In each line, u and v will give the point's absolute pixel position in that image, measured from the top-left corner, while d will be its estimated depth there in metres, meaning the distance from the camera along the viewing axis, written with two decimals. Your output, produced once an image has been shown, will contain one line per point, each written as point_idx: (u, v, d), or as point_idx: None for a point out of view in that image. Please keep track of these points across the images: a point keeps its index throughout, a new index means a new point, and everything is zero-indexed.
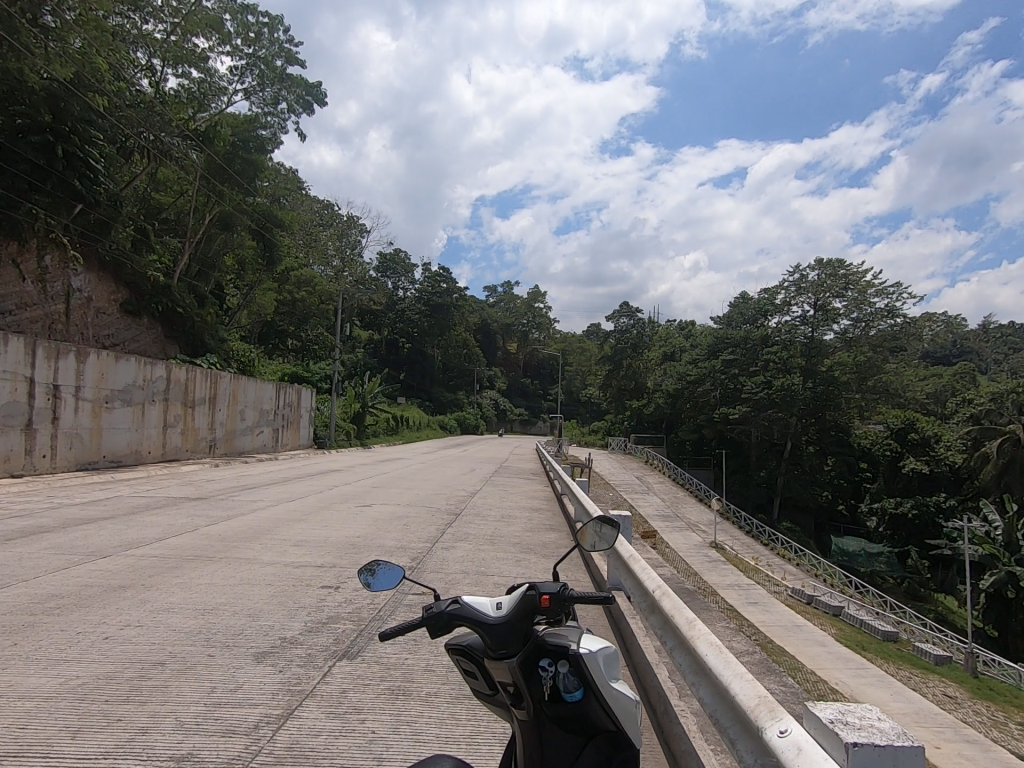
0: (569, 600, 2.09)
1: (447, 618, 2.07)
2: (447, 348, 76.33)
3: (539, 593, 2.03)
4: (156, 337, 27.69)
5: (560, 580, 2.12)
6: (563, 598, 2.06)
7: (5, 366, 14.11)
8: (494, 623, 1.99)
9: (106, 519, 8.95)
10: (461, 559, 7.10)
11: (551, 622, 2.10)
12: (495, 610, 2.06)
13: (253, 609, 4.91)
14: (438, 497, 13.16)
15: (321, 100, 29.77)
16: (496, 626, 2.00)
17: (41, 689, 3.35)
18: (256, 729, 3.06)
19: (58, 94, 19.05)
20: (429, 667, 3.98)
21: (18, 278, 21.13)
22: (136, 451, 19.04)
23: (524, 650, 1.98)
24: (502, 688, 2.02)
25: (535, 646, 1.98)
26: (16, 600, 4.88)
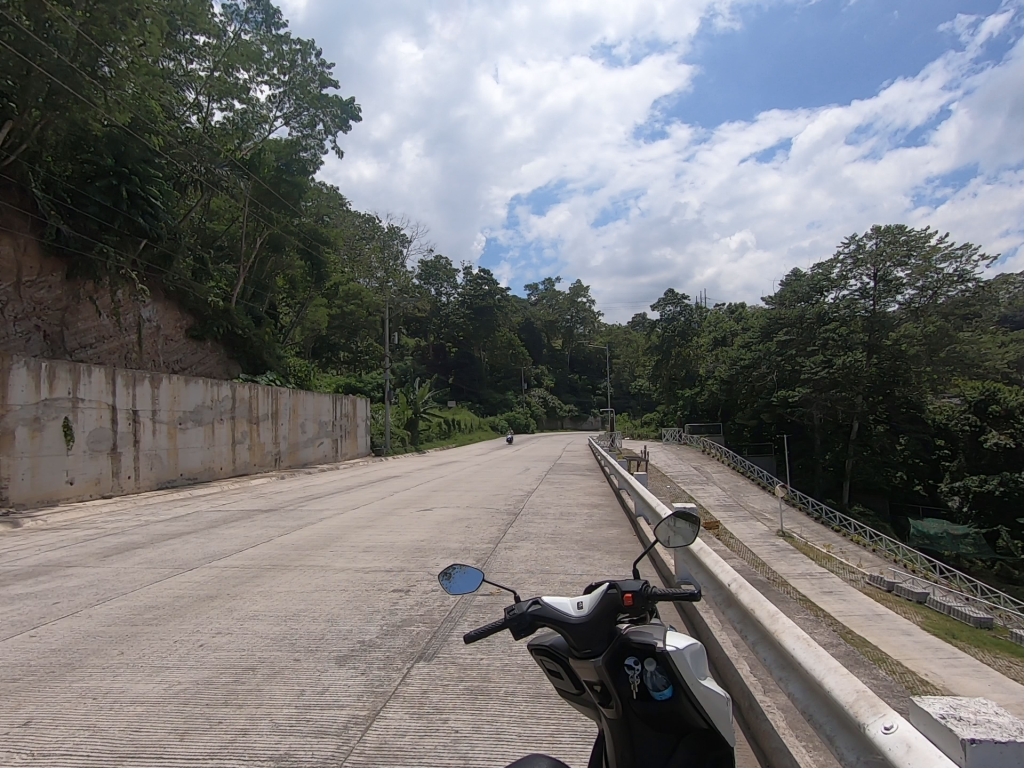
0: (652, 598, 2.08)
1: (530, 619, 2.08)
2: (493, 349, 76.88)
3: (621, 591, 2.05)
4: (220, 359, 29.28)
5: (641, 578, 2.14)
6: (645, 595, 2.06)
7: (90, 396, 15.15)
8: (578, 623, 1.99)
9: (189, 534, 9.51)
10: (525, 558, 7.16)
11: (635, 621, 2.10)
12: (577, 609, 2.06)
13: (331, 614, 5.11)
14: (498, 497, 13.29)
15: (356, 117, 30.57)
16: (580, 626, 2.00)
17: (148, 695, 3.59)
18: (346, 730, 3.18)
19: (118, 138, 20.44)
20: (506, 667, 4.03)
21: (95, 313, 22.88)
22: (210, 467, 20.17)
23: (608, 648, 1.98)
24: (589, 688, 2.02)
25: (621, 644, 1.98)
26: (119, 612, 5.29)
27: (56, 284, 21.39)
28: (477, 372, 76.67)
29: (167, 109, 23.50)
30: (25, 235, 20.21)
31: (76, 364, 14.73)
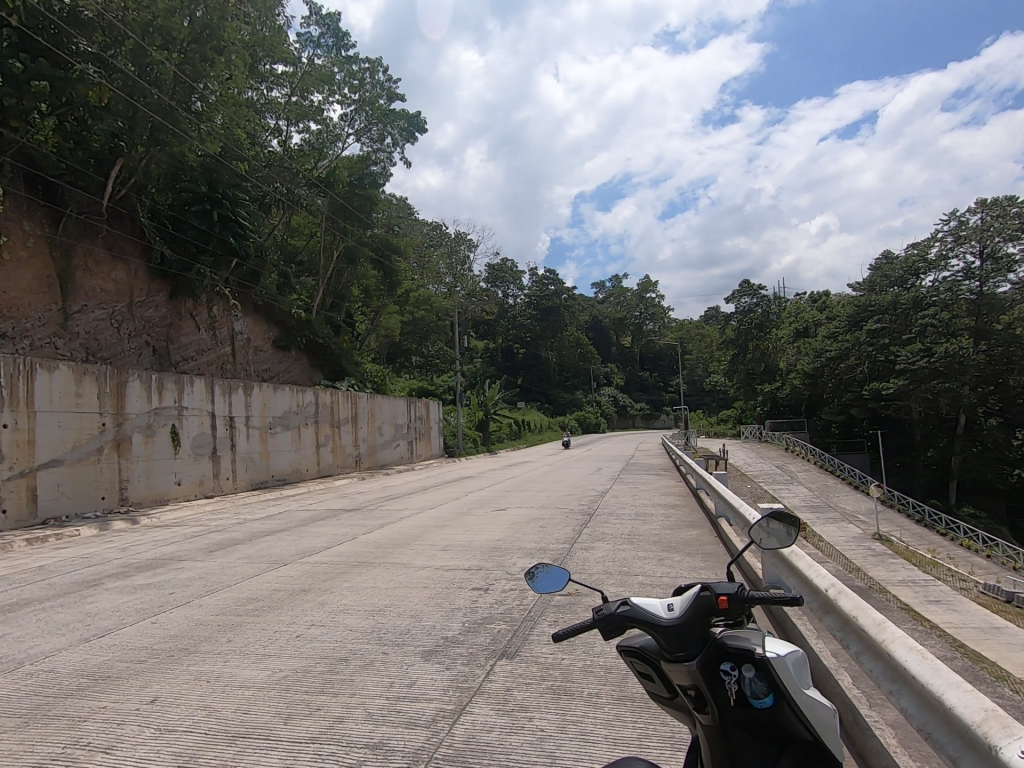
0: (749, 602, 2.02)
1: (620, 620, 2.05)
2: (561, 349, 76.65)
3: (715, 594, 2.01)
4: (303, 367, 31.11)
5: (736, 580, 2.07)
6: (741, 599, 2.00)
7: (193, 404, 16.53)
8: (670, 625, 1.95)
9: (281, 532, 10.14)
10: (602, 559, 7.08)
11: (731, 626, 2.04)
12: (668, 610, 2.02)
13: (415, 610, 5.28)
14: (572, 497, 13.20)
15: (422, 129, 31.45)
16: (671, 627, 1.96)
17: (254, 681, 3.87)
18: (434, 722, 3.28)
19: (211, 167, 22.20)
20: (588, 668, 4.00)
21: (194, 329, 24.98)
22: (298, 469, 21.48)
23: (703, 652, 1.93)
24: (683, 692, 1.98)
25: (715, 648, 1.93)
26: (227, 602, 5.74)
27: (161, 304, 23.53)
28: (545, 372, 76.63)
29: (251, 135, 25.29)
30: (135, 261, 22.43)
31: (181, 375, 16.12)
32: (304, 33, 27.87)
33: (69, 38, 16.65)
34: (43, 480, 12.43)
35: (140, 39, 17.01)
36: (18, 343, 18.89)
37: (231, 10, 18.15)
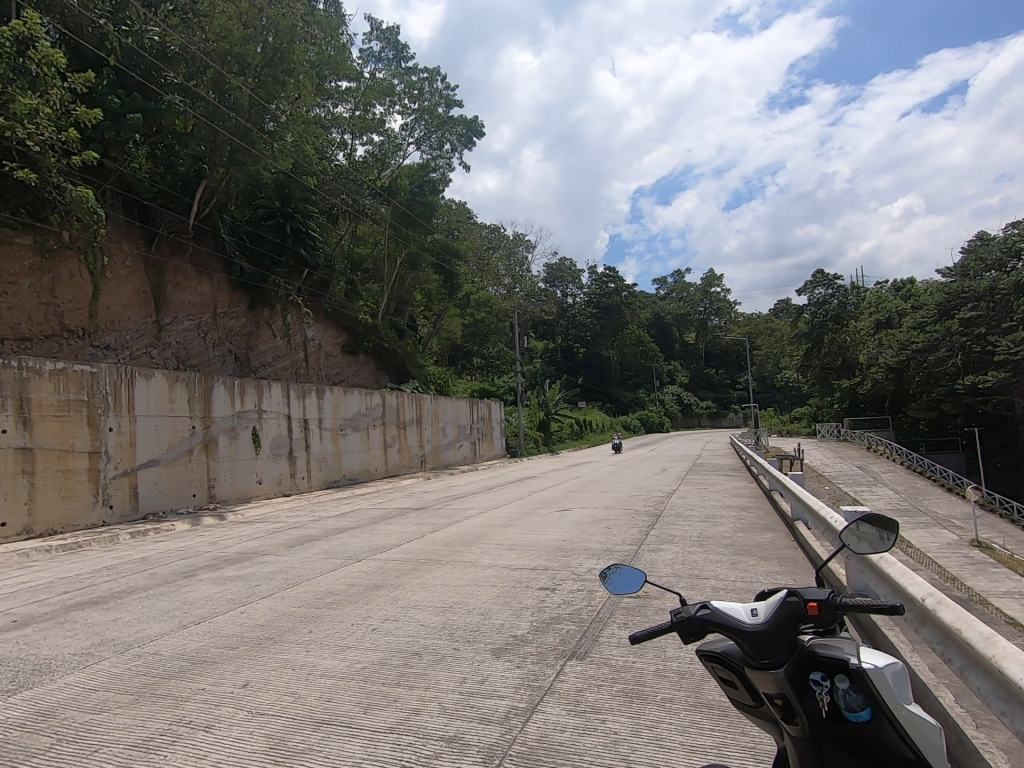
0: (841, 611, 1.94)
1: (700, 624, 2.01)
2: (622, 347, 75.37)
3: (804, 600, 1.94)
4: (370, 370, 32.27)
5: (828, 588, 2.00)
6: (833, 606, 1.93)
7: (271, 407, 17.54)
8: (754, 631, 1.91)
9: (354, 528, 10.57)
10: (671, 561, 6.90)
11: (821, 634, 1.97)
12: (751, 615, 1.98)
13: (484, 608, 5.36)
14: (638, 498, 12.94)
15: (480, 133, 31.85)
16: (755, 633, 1.92)
17: (335, 670, 4.06)
18: (507, 719, 3.31)
19: (284, 183, 23.58)
20: (661, 671, 3.91)
21: (271, 336, 26.48)
22: (367, 469, 22.31)
23: (791, 661, 1.87)
24: (770, 701, 1.92)
25: (805, 657, 1.86)
26: (307, 595, 6.06)
27: (241, 314, 25.12)
28: (607, 372, 75.59)
29: (320, 150, 26.56)
30: (217, 275, 24.01)
31: (260, 380, 17.13)
32: (365, 49, 28.91)
33: (158, 71, 18.47)
34: (144, 478, 13.55)
35: (218, 67, 18.24)
36: (120, 353, 20.74)
37: (300, 32, 18.89)
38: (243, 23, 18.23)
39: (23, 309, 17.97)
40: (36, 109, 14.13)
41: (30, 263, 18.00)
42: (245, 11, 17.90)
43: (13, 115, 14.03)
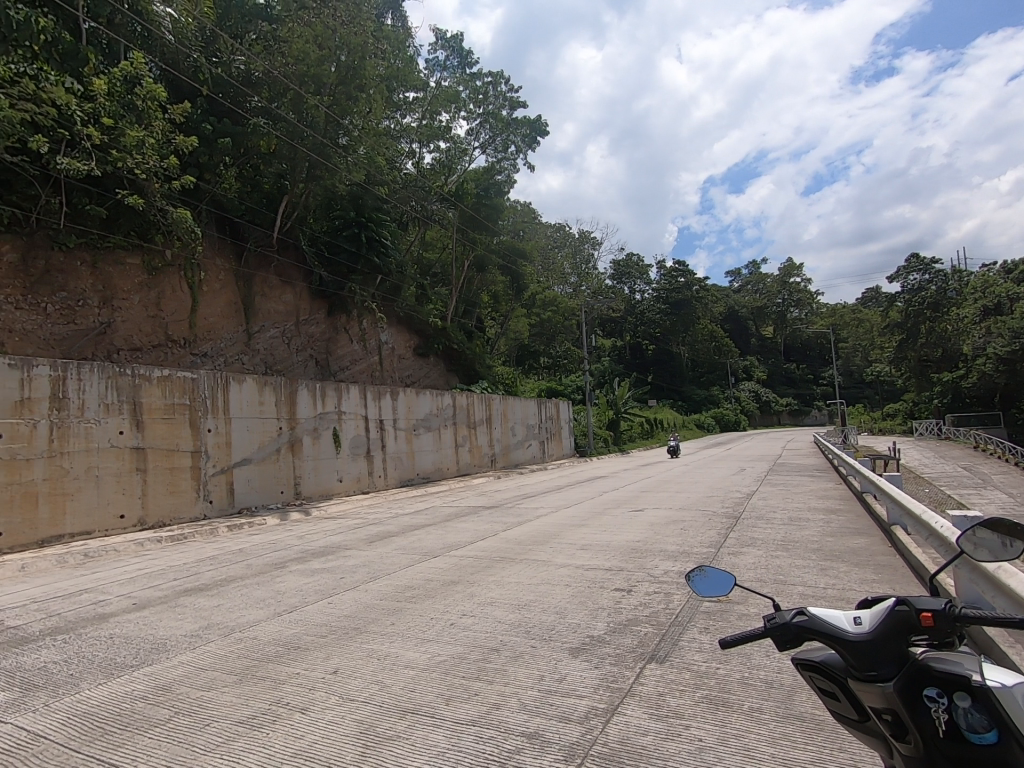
0: (962, 622, 1.86)
1: (796, 630, 2.04)
2: (694, 343, 72.76)
3: (917, 610, 1.90)
4: (441, 372, 33.08)
5: (945, 598, 1.93)
6: (950, 617, 1.87)
7: (351, 408, 18.42)
8: (859, 639, 1.91)
9: (430, 526, 10.88)
10: (754, 566, 6.61)
11: (935, 647, 1.90)
12: (855, 624, 1.98)
13: (559, 607, 5.37)
14: (715, 500, 12.47)
15: (545, 132, 31.91)
16: (860, 642, 1.92)
17: (418, 662, 4.20)
18: (588, 719, 3.30)
19: (358, 194, 24.83)
20: (746, 680, 3.75)
21: (348, 341, 27.74)
22: (440, 468, 22.92)
23: (902, 674, 1.83)
24: (877, 716, 1.90)
25: (917, 670, 1.81)
26: (387, 589, 6.30)
27: (321, 321, 26.50)
28: (678, 369, 73.23)
29: (391, 160, 27.49)
30: (299, 284, 25.48)
31: (340, 383, 18.01)
32: (432, 59, 29.74)
33: (245, 97, 19.86)
34: (238, 476, 14.61)
35: (298, 88, 19.31)
36: (216, 360, 22.45)
37: (370, 49, 19.64)
38: (318, 44, 19.10)
39: (135, 322, 19.83)
40: (143, 140, 15.80)
41: (140, 280, 19.87)
42: (321, 34, 18.81)
43: (124, 148, 15.79)
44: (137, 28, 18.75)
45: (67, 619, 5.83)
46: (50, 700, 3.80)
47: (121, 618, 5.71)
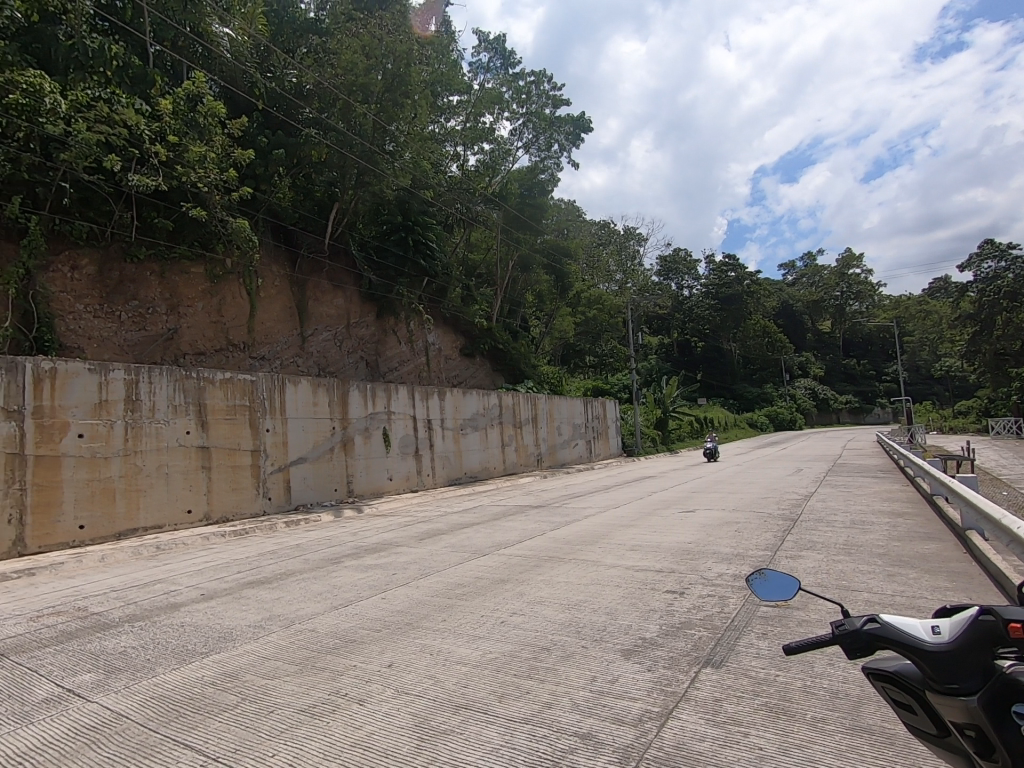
0: None
1: (868, 639, 2.02)
2: (745, 340, 70.40)
3: (1003, 621, 1.84)
4: (487, 372, 33.34)
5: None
6: None
7: (400, 408, 18.82)
8: (938, 651, 1.88)
9: (478, 524, 10.99)
10: (814, 570, 6.35)
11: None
12: (934, 634, 1.95)
13: (610, 607, 5.32)
14: (770, 501, 12.05)
15: (588, 129, 31.71)
16: (939, 654, 1.89)
17: (469, 659, 4.24)
18: (642, 722, 3.26)
19: (405, 199, 25.34)
20: (809, 688, 3.60)
21: (396, 343, 28.34)
22: (487, 467, 23.11)
23: (985, 688, 1.79)
24: (959, 731, 1.86)
25: (1004, 685, 1.76)
26: (438, 586, 6.40)
27: (370, 323, 27.20)
28: (729, 366, 71.01)
29: (436, 164, 27.87)
30: (350, 288, 26.22)
31: (389, 383, 18.44)
32: (475, 62, 30.02)
33: (297, 109, 20.63)
34: (295, 474, 15.20)
35: (347, 98, 19.87)
36: (273, 363, 23.41)
37: (415, 56, 19.99)
38: (365, 55, 19.56)
39: (198, 328, 20.91)
40: (204, 155, 16.78)
41: (203, 287, 20.96)
42: (368, 43, 19.24)
43: (188, 162, 16.77)
44: (198, 49, 19.80)
45: (142, 607, 6.22)
46: (130, 683, 4.07)
47: (190, 608, 6.04)
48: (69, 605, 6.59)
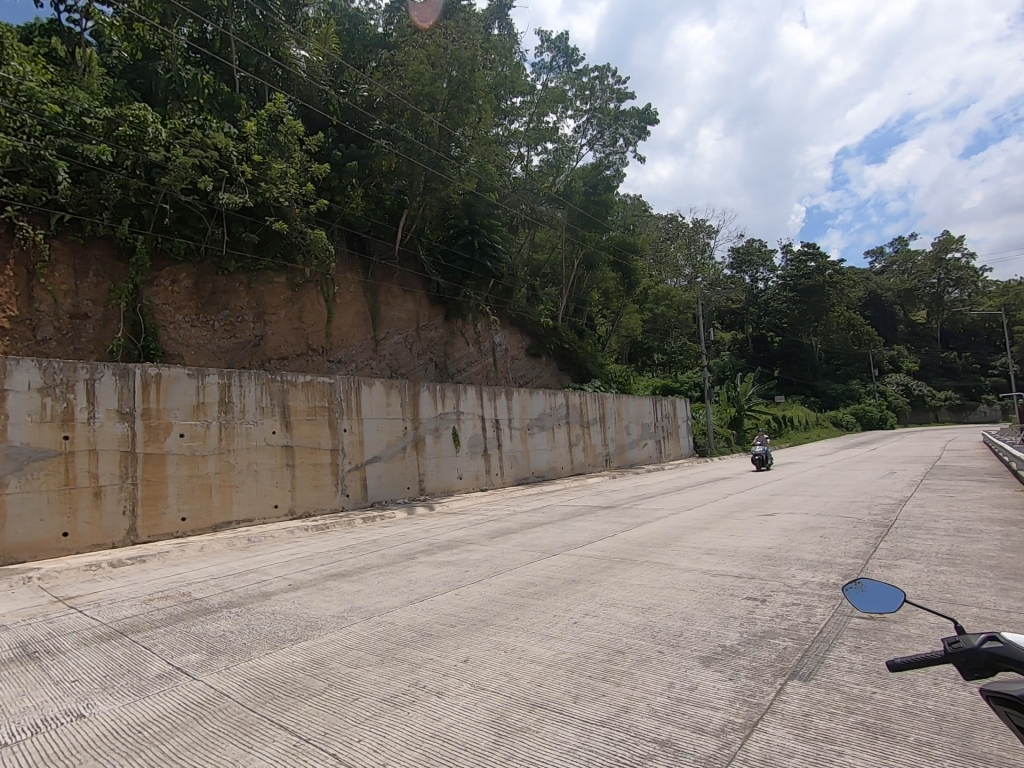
0: None
1: (987, 659, 1.89)
2: (828, 333, 66.13)
3: None
4: (553, 371, 33.32)
5: None
6: None
7: (468, 408, 19.17)
8: None
9: (548, 524, 11.02)
10: (912, 581, 5.87)
11: None
12: None
13: (687, 612, 5.17)
14: (861, 506, 11.25)
15: (654, 121, 30.95)
16: None
17: (543, 658, 4.26)
18: (724, 732, 3.15)
19: (471, 203, 25.77)
20: (911, 708, 3.35)
21: (464, 344, 28.90)
22: (554, 467, 23.08)
23: None
24: None
25: None
26: (510, 584, 6.47)
27: (439, 326, 27.89)
28: (810, 362, 67.00)
29: (500, 166, 28.18)
30: (419, 292, 27.00)
31: (458, 384, 18.83)
32: (538, 63, 30.07)
33: (368, 121, 21.51)
34: (371, 472, 15.84)
35: (415, 107, 20.47)
36: (350, 365, 24.49)
37: (479, 61, 20.24)
38: (431, 64, 19.97)
39: (282, 334, 22.24)
40: (285, 170, 18.03)
41: (285, 296, 22.28)
42: (433, 53, 19.70)
43: (270, 179, 17.95)
44: (278, 72, 21.25)
45: (238, 595, 6.70)
46: (229, 664, 4.40)
47: (280, 597, 6.44)
48: (175, 590, 7.21)
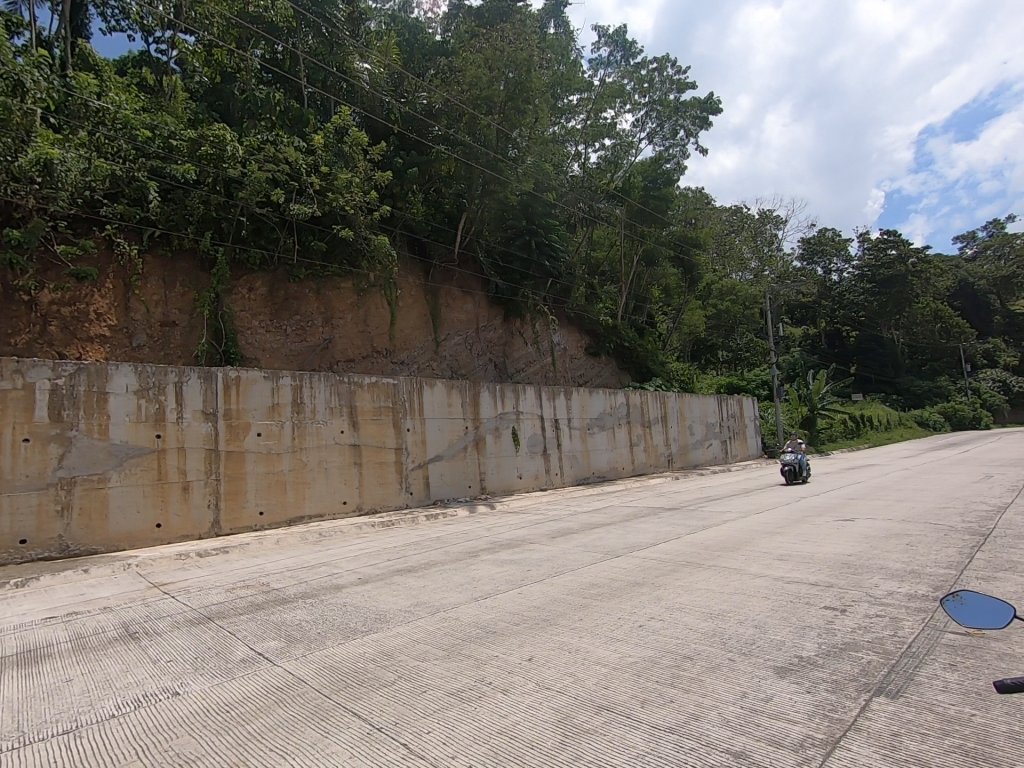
0: None
1: None
2: (912, 327, 61.52)
3: None
4: (612, 370, 32.85)
5: None
6: None
7: (527, 408, 19.22)
8: None
9: (610, 525, 10.87)
10: (1015, 595, 5.37)
11: None
12: None
13: (759, 620, 4.96)
14: (953, 513, 10.38)
15: (717, 110, 29.89)
16: None
17: (608, 660, 4.21)
18: (804, 747, 3.00)
19: (528, 203, 25.82)
20: (1016, 734, 3.06)
21: (522, 344, 29.00)
22: (615, 467, 22.75)
23: None
24: None
25: None
26: (572, 584, 6.44)
27: (497, 326, 28.13)
28: (891, 358, 62.63)
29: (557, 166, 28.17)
30: (477, 293, 27.35)
31: (517, 384, 18.93)
32: (595, 58, 29.74)
33: (428, 128, 22.03)
34: (433, 470, 16.19)
35: (472, 112, 20.77)
36: (412, 366, 25.14)
37: (535, 61, 20.24)
38: (489, 67, 20.23)
39: (348, 337, 23.13)
40: (350, 180, 18.68)
41: (351, 300, 23.16)
42: (490, 56, 19.88)
43: (337, 189, 18.74)
44: (343, 85, 22.10)
45: (311, 586, 7.03)
46: (305, 652, 4.63)
47: (350, 590, 6.70)
48: (256, 579, 7.66)
